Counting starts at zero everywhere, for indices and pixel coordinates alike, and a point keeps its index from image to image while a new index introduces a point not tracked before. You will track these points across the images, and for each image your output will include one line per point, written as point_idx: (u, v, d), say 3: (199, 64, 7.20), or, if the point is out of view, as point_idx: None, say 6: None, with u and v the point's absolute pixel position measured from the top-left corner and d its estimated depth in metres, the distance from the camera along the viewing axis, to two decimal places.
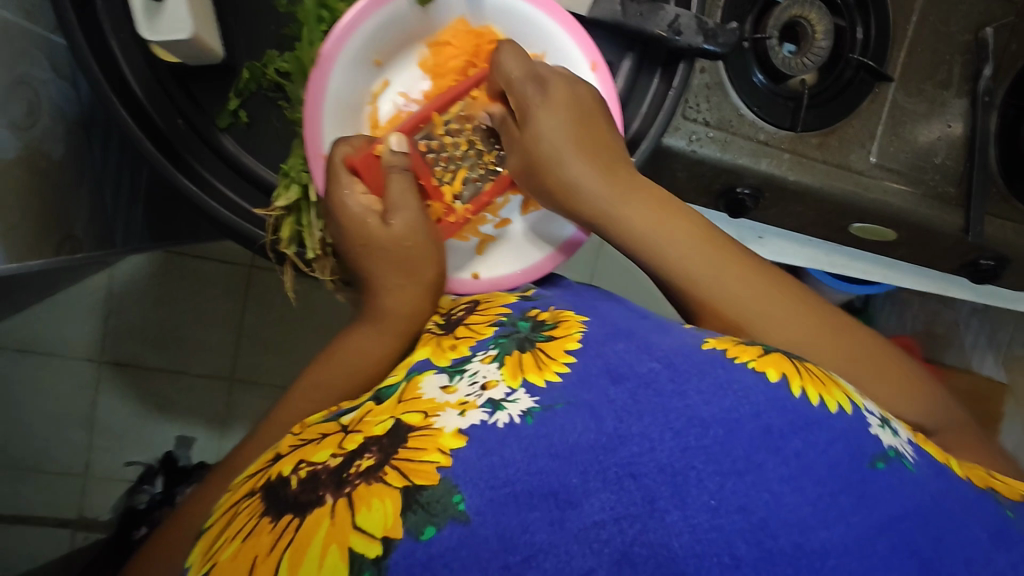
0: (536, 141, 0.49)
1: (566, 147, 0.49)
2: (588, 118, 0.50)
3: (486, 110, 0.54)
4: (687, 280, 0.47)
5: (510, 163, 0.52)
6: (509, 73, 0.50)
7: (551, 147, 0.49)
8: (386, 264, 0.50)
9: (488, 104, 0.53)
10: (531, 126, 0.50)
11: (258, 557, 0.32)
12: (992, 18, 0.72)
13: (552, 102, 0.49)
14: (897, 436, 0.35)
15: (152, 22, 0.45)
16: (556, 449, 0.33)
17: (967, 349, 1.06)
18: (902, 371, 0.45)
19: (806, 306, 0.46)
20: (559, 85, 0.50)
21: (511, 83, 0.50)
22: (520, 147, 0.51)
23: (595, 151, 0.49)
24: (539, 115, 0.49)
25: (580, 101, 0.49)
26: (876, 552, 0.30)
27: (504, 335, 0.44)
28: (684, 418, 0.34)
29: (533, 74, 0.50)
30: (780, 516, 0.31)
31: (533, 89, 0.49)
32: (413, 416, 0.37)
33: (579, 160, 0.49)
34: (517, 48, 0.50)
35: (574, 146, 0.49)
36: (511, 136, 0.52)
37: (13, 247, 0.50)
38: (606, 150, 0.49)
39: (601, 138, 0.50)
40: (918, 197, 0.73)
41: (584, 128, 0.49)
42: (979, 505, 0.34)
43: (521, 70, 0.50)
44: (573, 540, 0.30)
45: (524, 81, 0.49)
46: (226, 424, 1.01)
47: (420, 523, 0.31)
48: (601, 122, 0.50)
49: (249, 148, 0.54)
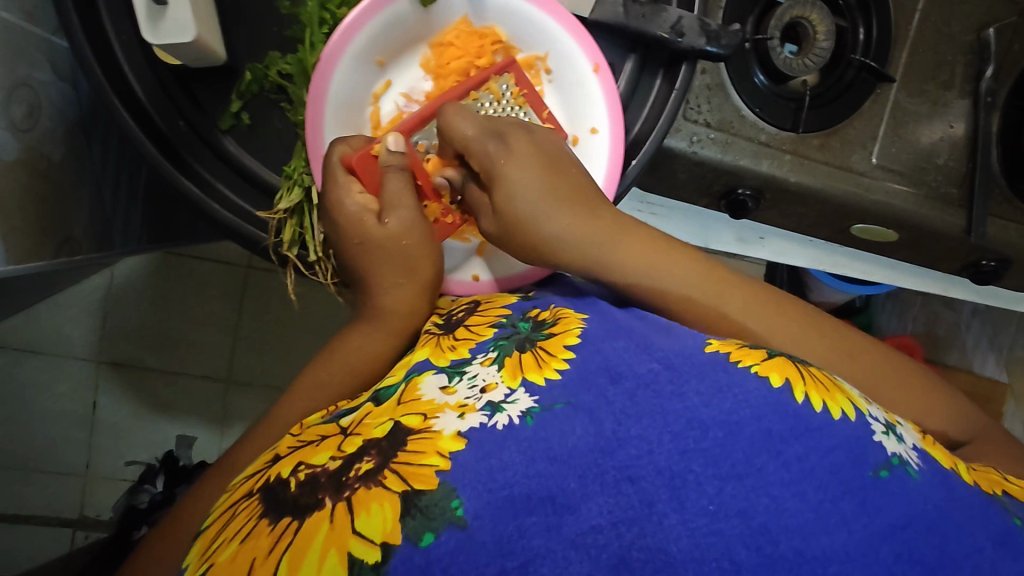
0: (509, 200, 0.48)
1: (541, 195, 0.48)
2: (555, 162, 0.49)
3: (442, 177, 0.53)
4: (704, 318, 0.45)
5: (487, 226, 0.50)
6: (466, 133, 0.49)
7: (526, 200, 0.48)
8: (383, 264, 0.50)
9: (442, 168, 0.53)
10: (501, 183, 0.48)
11: (257, 559, 0.32)
12: (995, 18, 0.72)
13: (515, 155, 0.49)
14: (902, 442, 0.35)
15: (154, 24, 0.45)
16: (554, 453, 0.33)
17: (967, 349, 1.05)
18: (908, 377, 0.45)
19: (811, 318, 0.45)
20: (517, 137, 0.49)
21: (470, 144, 0.49)
22: (496, 211, 0.49)
23: (570, 196, 0.48)
24: (507, 170, 0.48)
25: (541, 149, 0.50)
26: (877, 558, 0.30)
27: (505, 337, 0.44)
28: (683, 420, 0.34)
29: (490, 128, 0.49)
30: (779, 520, 0.30)
31: (494, 143, 0.49)
32: (413, 419, 0.37)
33: (558, 209, 0.47)
34: (462, 108, 0.50)
35: (548, 197, 0.48)
36: (480, 200, 0.51)
37: (13, 249, 0.50)
38: (580, 193, 0.48)
39: (572, 181, 0.49)
40: (920, 198, 0.73)
41: (551, 174, 0.49)
42: (985, 512, 0.33)
43: (475, 128, 0.49)
44: (570, 546, 0.30)
45: (482, 138, 0.49)
46: (226, 424, 1.01)
47: (419, 530, 0.31)
48: (565, 162, 0.50)
49: (250, 150, 0.54)
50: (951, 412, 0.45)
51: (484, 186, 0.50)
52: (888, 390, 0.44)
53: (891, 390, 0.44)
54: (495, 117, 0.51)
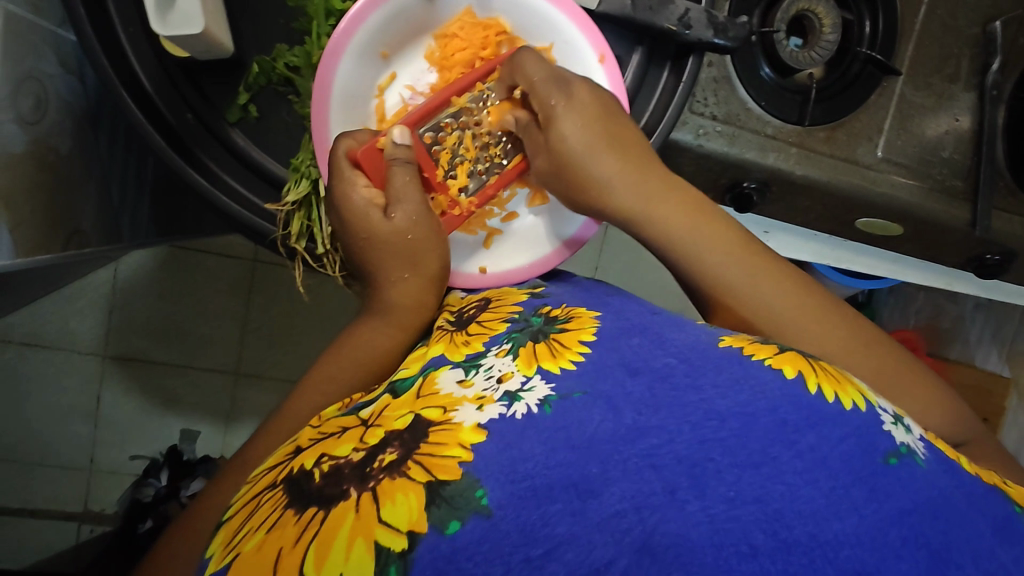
0: (563, 142, 0.50)
1: (592, 142, 0.49)
2: (612, 116, 0.50)
3: (510, 117, 0.54)
4: (723, 290, 0.46)
5: (540, 164, 0.52)
6: (532, 77, 0.50)
7: (578, 146, 0.49)
8: (387, 257, 0.50)
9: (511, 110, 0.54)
10: (558, 127, 0.50)
11: (283, 549, 0.32)
12: (1000, 11, 0.72)
13: (576, 101, 0.50)
14: (910, 432, 0.35)
15: (163, 16, 0.45)
16: (574, 442, 0.33)
17: (969, 343, 1.05)
18: (929, 380, 0.45)
19: (842, 320, 0.45)
20: (581, 87, 0.50)
21: (535, 87, 0.50)
22: (549, 150, 0.51)
23: (620, 146, 0.49)
24: (565, 115, 0.49)
25: (603, 103, 0.50)
26: (888, 543, 0.30)
27: (518, 331, 0.44)
28: (701, 411, 0.34)
29: (555, 75, 0.50)
30: (796, 507, 0.31)
31: (558, 90, 0.50)
32: (433, 411, 0.37)
33: (607, 158, 0.49)
34: (537, 53, 0.51)
35: (600, 145, 0.49)
36: (538, 139, 0.52)
37: (24, 243, 0.51)
38: (630, 144, 0.50)
39: (625, 133, 0.50)
40: (924, 191, 0.73)
41: (608, 125, 0.50)
42: (986, 499, 0.34)
43: (544, 72, 0.50)
44: (594, 530, 0.30)
45: (547, 84, 0.50)
46: (231, 418, 1.01)
47: (445, 518, 0.31)
48: (623, 117, 0.51)
49: (258, 142, 0.54)
50: (937, 404, 0.44)
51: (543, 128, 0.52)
52: (872, 371, 0.43)
53: (881, 376, 0.43)
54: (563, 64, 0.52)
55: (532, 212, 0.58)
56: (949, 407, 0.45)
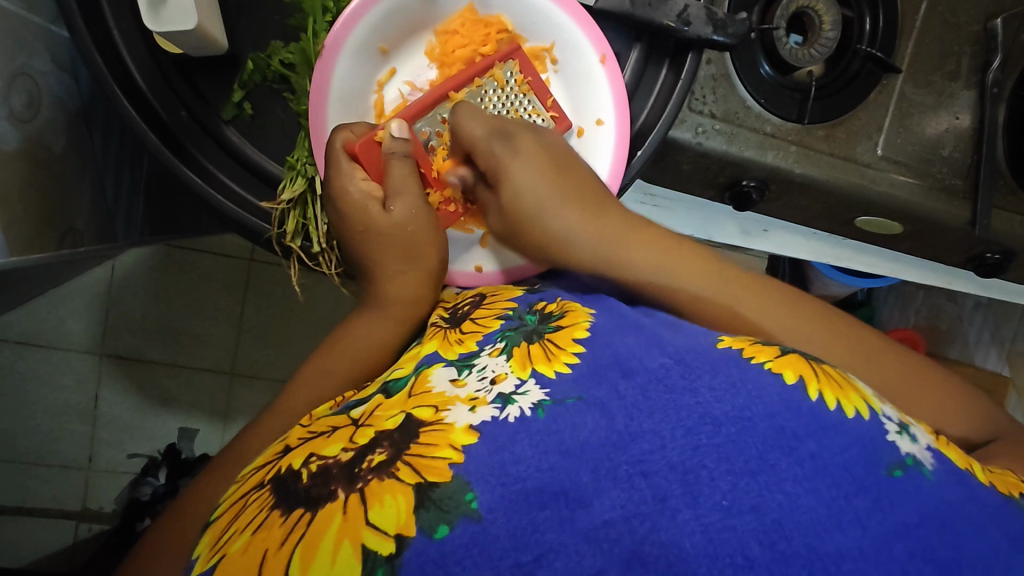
0: (515, 198, 0.51)
1: (545, 193, 0.50)
2: (561, 164, 0.51)
3: (454, 175, 0.54)
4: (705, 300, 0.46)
5: (496, 223, 0.52)
6: (473, 133, 0.51)
7: (532, 198, 0.50)
8: (387, 252, 0.50)
9: (454, 168, 0.54)
10: (507, 182, 0.51)
11: (268, 552, 0.32)
12: (1001, 9, 0.71)
13: (521, 155, 0.51)
14: (916, 442, 0.35)
15: (156, 12, 0.45)
16: (567, 447, 0.33)
17: (968, 342, 1.05)
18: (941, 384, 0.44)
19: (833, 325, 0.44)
20: (524, 140, 0.51)
21: (478, 144, 0.51)
22: (502, 208, 0.52)
23: (575, 193, 0.50)
24: (512, 170, 0.51)
25: (550, 152, 0.52)
26: (891, 556, 0.30)
27: (512, 329, 0.43)
28: (696, 415, 0.34)
29: (498, 129, 0.51)
30: (794, 517, 0.30)
31: (501, 145, 0.51)
32: (424, 411, 0.37)
33: (563, 207, 0.49)
34: (472, 107, 0.51)
35: (551, 196, 0.50)
36: (490, 198, 0.53)
37: (16, 241, 0.50)
38: (584, 192, 0.50)
39: (577, 181, 0.51)
40: (924, 190, 0.72)
41: (558, 175, 0.50)
42: (1002, 513, 0.33)
43: (483, 127, 0.51)
44: (583, 539, 0.30)
45: (490, 140, 0.51)
46: (229, 416, 1.01)
47: (433, 522, 0.31)
48: (573, 164, 0.51)
49: (252, 140, 0.54)
50: (939, 398, 0.43)
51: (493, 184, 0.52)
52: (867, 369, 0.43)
53: (878, 375, 0.43)
54: (501, 117, 0.53)
55: None
56: (955, 400, 0.44)
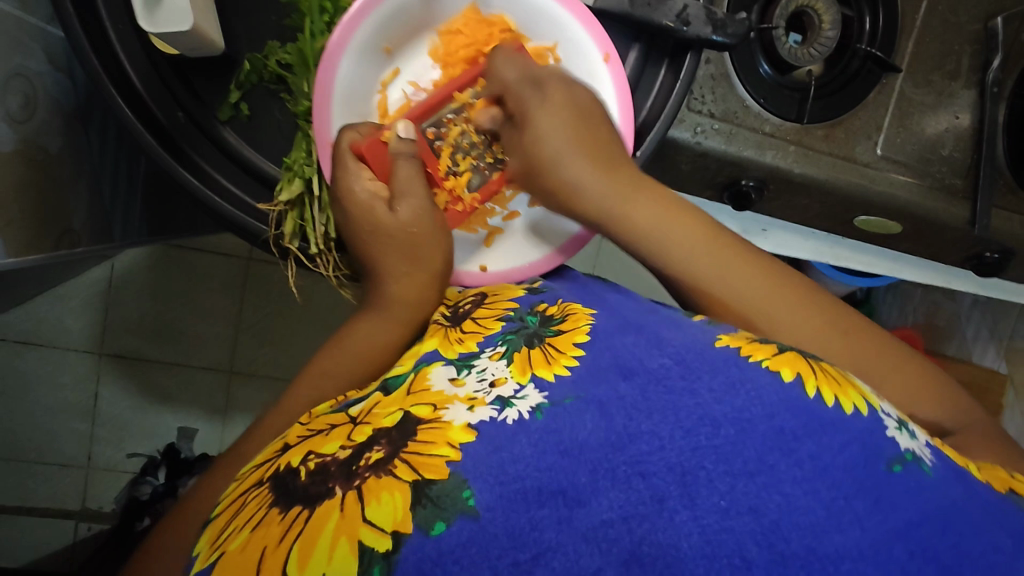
0: (534, 142, 0.50)
1: (564, 143, 0.49)
2: (587, 116, 0.49)
3: (485, 117, 0.53)
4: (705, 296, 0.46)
5: (512, 167, 0.52)
6: (507, 78, 0.51)
7: (550, 147, 0.49)
8: (391, 252, 0.50)
9: (485, 108, 0.53)
10: (529, 126, 0.50)
11: (268, 547, 0.32)
12: (1002, 7, 0.71)
13: (548, 103, 0.50)
14: (915, 438, 0.35)
15: (150, 13, 0.44)
16: (565, 447, 0.33)
17: (968, 342, 1.05)
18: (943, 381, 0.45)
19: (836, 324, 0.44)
20: (556, 87, 0.50)
21: (510, 87, 0.51)
22: (522, 152, 0.51)
23: (593, 149, 0.49)
24: (536, 116, 0.50)
25: (578, 103, 0.50)
26: (892, 557, 0.29)
27: (513, 331, 0.43)
28: (696, 416, 0.34)
29: (530, 77, 0.50)
30: (793, 518, 0.30)
31: (531, 90, 0.50)
32: (423, 409, 0.37)
33: (578, 159, 0.48)
34: (513, 53, 0.51)
35: (571, 147, 0.49)
36: (512, 138, 0.52)
37: (14, 242, 0.50)
38: (606, 149, 0.49)
39: (601, 136, 0.49)
40: (924, 190, 0.72)
41: (582, 128, 0.49)
42: (1003, 514, 0.32)
43: (517, 73, 0.51)
44: (582, 539, 0.30)
45: (521, 84, 0.50)
46: (228, 415, 1.01)
47: (430, 519, 0.31)
48: (600, 120, 0.50)
49: (249, 141, 0.54)
50: (941, 398, 0.44)
51: (516, 129, 0.52)
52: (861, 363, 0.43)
53: (885, 373, 0.43)
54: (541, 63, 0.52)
55: (533, 211, 0.56)
56: (943, 396, 0.44)
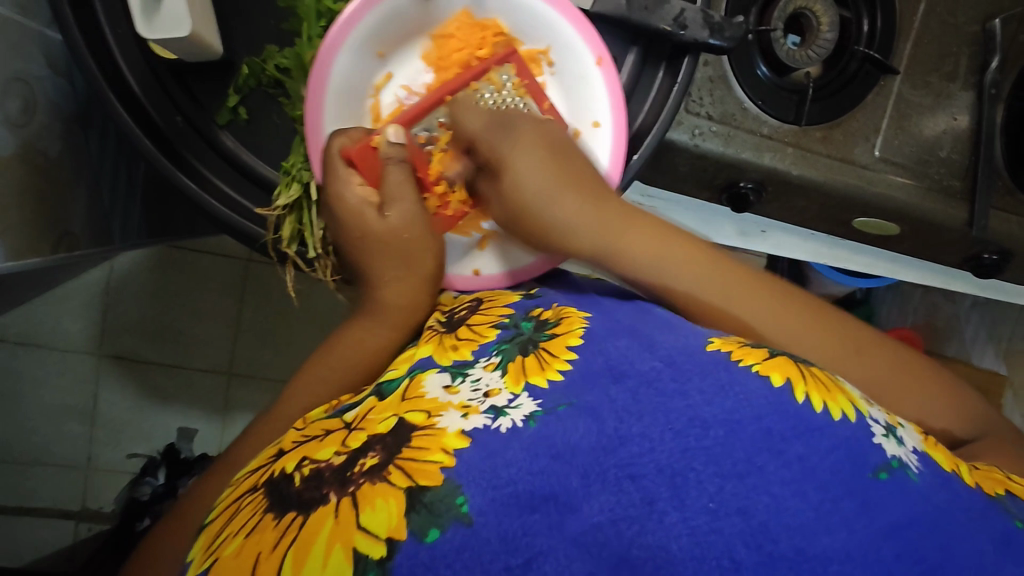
0: (515, 188, 0.49)
1: (545, 180, 0.49)
2: (562, 150, 0.50)
3: (452, 170, 0.53)
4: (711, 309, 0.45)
5: (496, 215, 0.52)
6: (473, 128, 0.50)
7: (531, 190, 0.49)
8: (384, 257, 0.50)
9: (453, 161, 0.53)
10: (507, 172, 0.49)
11: (261, 554, 0.32)
12: (1000, 9, 0.71)
13: (520, 143, 0.49)
14: (902, 445, 0.35)
15: (148, 19, 0.44)
16: (557, 450, 0.33)
17: (966, 342, 1.05)
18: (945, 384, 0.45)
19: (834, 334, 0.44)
20: (524, 126, 0.50)
21: (477, 136, 0.50)
22: (502, 199, 0.50)
23: (576, 181, 0.49)
24: (512, 160, 0.49)
25: (549, 137, 0.50)
26: (878, 558, 0.30)
27: (508, 339, 0.43)
28: (686, 418, 0.34)
29: (497, 120, 0.50)
30: (781, 519, 0.30)
31: (501, 134, 0.50)
32: (416, 415, 0.37)
33: (562, 197, 0.48)
34: (468, 102, 0.51)
35: (554, 184, 0.48)
36: (489, 189, 0.52)
37: (12, 246, 0.50)
38: (586, 179, 0.49)
39: (580, 168, 0.49)
40: (922, 191, 0.72)
41: (561, 162, 0.49)
42: (986, 514, 0.33)
43: (481, 120, 0.50)
44: (572, 543, 0.30)
45: (489, 131, 0.50)
46: (228, 415, 1.01)
47: (425, 525, 0.31)
48: (574, 151, 0.50)
49: (246, 145, 0.53)
50: (942, 401, 0.44)
51: (491, 176, 0.51)
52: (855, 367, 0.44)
53: (885, 385, 0.44)
54: (501, 108, 0.52)
55: None
56: (945, 400, 0.44)
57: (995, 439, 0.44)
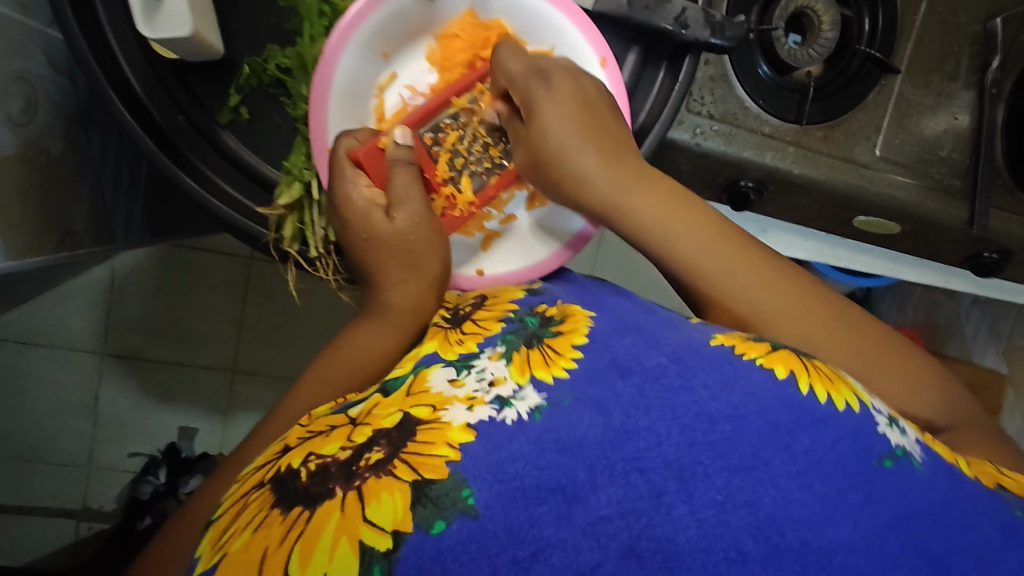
0: (541, 134, 0.49)
1: (573, 132, 0.48)
2: (594, 106, 0.49)
3: (492, 111, 0.54)
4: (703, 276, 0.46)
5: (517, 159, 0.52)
6: (510, 71, 0.50)
7: (557, 137, 0.49)
8: (389, 260, 0.50)
9: (492, 104, 0.54)
10: (535, 118, 0.50)
11: (268, 549, 0.32)
12: (1001, 8, 0.71)
13: (555, 91, 0.49)
14: (906, 434, 0.35)
15: (149, 19, 0.45)
16: (564, 443, 0.33)
17: (967, 341, 1.05)
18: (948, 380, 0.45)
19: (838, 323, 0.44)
20: (562, 77, 0.50)
21: (513, 80, 0.50)
22: (527, 142, 0.51)
23: (602, 138, 0.49)
24: (544, 106, 0.49)
25: (584, 92, 0.49)
26: (883, 550, 0.30)
27: (513, 331, 0.43)
28: (692, 413, 0.34)
29: (536, 67, 0.50)
30: (787, 512, 0.31)
31: (536, 81, 0.50)
32: (422, 409, 0.37)
33: (585, 150, 0.48)
34: (514, 45, 0.51)
35: (580, 136, 0.48)
36: (518, 132, 0.52)
37: (15, 245, 0.50)
38: (613, 139, 0.49)
39: (611, 127, 0.49)
40: (922, 190, 0.72)
41: (590, 117, 0.49)
42: (990, 506, 0.33)
43: (522, 65, 0.50)
44: (581, 534, 0.30)
45: (526, 76, 0.50)
46: (230, 414, 1.01)
47: (430, 518, 0.31)
48: (607, 111, 0.50)
49: (249, 144, 0.54)
50: (944, 399, 0.44)
51: (522, 121, 0.51)
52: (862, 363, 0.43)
53: (888, 381, 0.43)
54: (545, 54, 0.51)
55: (531, 214, 0.57)
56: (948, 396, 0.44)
57: (997, 435, 0.44)
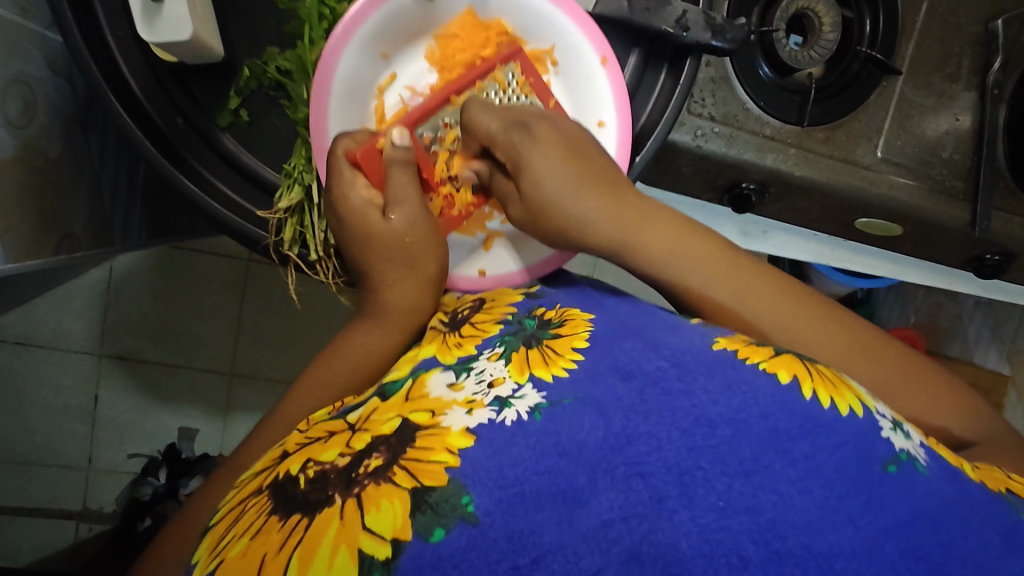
0: (536, 187, 0.49)
1: (566, 180, 0.48)
2: (579, 147, 0.50)
3: (468, 170, 0.54)
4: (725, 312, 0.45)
5: (515, 214, 0.51)
6: (489, 127, 0.50)
7: (552, 186, 0.48)
8: (384, 258, 0.50)
9: (466, 163, 0.54)
10: (526, 171, 0.49)
11: (267, 556, 0.32)
12: (1002, 10, 0.71)
13: (540, 142, 0.49)
14: (909, 438, 0.35)
15: (149, 23, 0.45)
16: (564, 448, 0.33)
17: (968, 342, 1.05)
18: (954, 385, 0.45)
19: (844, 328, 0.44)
20: (540, 126, 0.50)
21: (494, 136, 0.50)
22: (522, 199, 0.50)
23: (596, 179, 0.48)
24: (531, 159, 0.49)
25: (567, 136, 0.50)
26: (885, 556, 0.29)
27: (512, 333, 0.43)
28: (692, 417, 0.34)
29: (513, 120, 0.50)
30: (788, 517, 0.30)
31: (519, 134, 0.49)
32: (421, 415, 0.37)
33: (582, 195, 0.48)
34: (484, 103, 0.51)
35: (574, 182, 0.48)
36: (506, 190, 0.52)
37: (14, 248, 0.50)
38: (607, 178, 0.49)
39: (599, 165, 0.49)
40: (924, 192, 0.72)
41: (578, 160, 0.49)
42: (992, 509, 0.33)
43: (498, 120, 0.50)
44: (582, 539, 0.30)
45: (506, 130, 0.50)
46: (229, 415, 1.01)
47: (430, 525, 0.31)
48: (593, 150, 0.50)
49: (249, 148, 0.54)
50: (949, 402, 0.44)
51: (510, 176, 0.51)
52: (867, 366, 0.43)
53: (895, 384, 0.43)
54: (515, 107, 0.52)
55: None
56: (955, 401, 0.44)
57: (1000, 440, 0.43)
